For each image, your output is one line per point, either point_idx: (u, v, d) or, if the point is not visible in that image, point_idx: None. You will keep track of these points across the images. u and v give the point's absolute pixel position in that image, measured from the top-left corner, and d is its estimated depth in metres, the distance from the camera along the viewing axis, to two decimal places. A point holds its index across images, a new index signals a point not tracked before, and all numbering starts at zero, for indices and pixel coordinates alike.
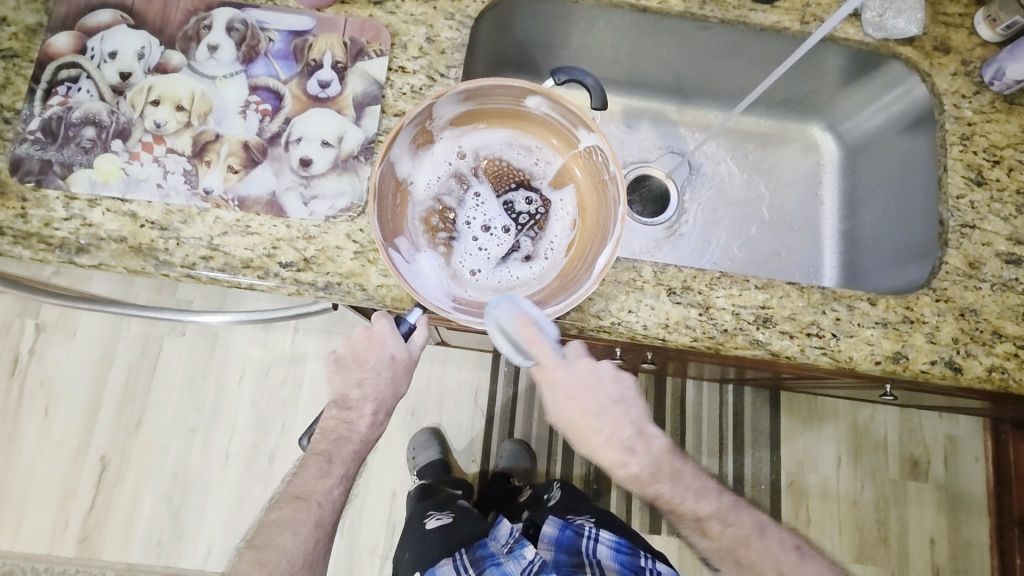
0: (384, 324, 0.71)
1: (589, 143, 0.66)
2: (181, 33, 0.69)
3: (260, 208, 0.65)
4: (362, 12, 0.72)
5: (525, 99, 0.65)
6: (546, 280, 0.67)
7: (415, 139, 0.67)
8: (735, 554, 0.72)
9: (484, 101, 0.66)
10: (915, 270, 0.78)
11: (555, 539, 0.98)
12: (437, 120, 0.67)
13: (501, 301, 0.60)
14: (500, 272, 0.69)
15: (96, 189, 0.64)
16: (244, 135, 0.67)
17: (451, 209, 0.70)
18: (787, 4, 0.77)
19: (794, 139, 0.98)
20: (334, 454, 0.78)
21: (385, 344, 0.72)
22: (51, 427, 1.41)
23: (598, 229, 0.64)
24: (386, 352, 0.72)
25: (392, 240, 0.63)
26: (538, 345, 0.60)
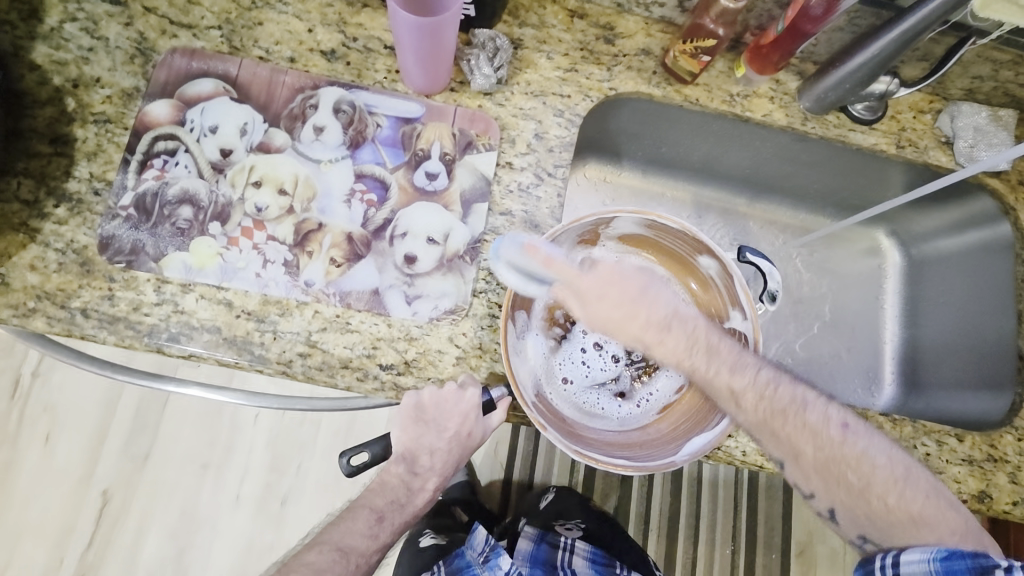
0: (475, 397, 0.60)
1: (735, 326, 0.66)
2: (286, 111, 0.66)
3: (362, 305, 0.63)
4: (472, 102, 0.70)
5: (702, 255, 0.66)
6: (627, 426, 0.67)
7: (584, 237, 0.66)
8: (773, 427, 0.58)
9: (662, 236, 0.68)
10: (987, 402, 0.80)
11: (532, 555, 1.03)
12: (611, 229, 0.68)
13: (503, 241, 0.62)
14: (588, 395, 0.70)
15: (191, 274, 0.61)
16: (348, 226, 0.64)
17: (578, 312, 0.72)
18: (884, 127, 0.78)
19: (858, 241, 0.99)
20: (385, 513, 0.70)
21: (470, 419, 0.61)
22: (51, 455, 1.34)
23: (704, 408, 0.64)
24: (462, 425, 0.62)
25: (515, 310, 0.64)
26: (553, 263, 0.59)
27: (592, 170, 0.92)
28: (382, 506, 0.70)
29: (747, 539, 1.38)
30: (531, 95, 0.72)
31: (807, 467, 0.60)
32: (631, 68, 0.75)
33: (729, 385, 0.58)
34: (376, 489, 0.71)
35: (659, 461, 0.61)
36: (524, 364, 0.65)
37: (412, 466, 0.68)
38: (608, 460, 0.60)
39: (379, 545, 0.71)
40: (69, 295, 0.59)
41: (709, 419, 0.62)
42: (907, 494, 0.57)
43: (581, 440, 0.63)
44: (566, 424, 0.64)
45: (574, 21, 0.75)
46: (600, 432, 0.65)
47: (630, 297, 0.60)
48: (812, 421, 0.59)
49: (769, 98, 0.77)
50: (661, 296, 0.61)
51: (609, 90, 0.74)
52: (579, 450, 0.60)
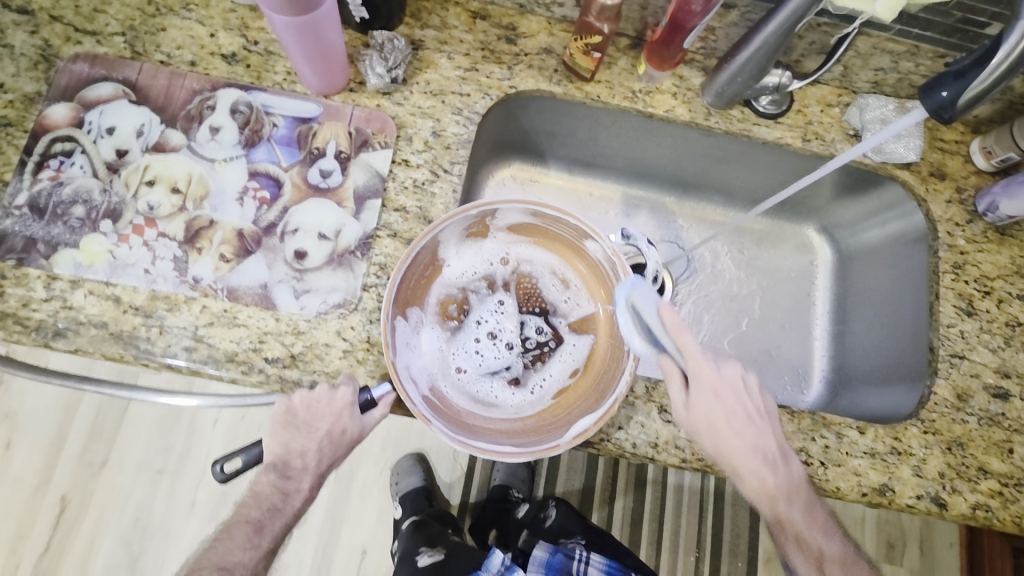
0: (346, 395, 0.60)
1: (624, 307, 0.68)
2: (183, 112, 0.68)
3: (251, 299, 0.64)
4: (370, 102, 0.72)
5: (588, 242, 0.68)
6: (523, 414, 0.67)
7: (469, 230, 0.69)
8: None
9: (549, 224, 0.69)
10: (901, 395, 0.79)
11: (547, 562, 0.93)
12: (498, 221, 0.70)
13: (638, 281, 0.65)
14: (481, 383, 0.70)
15: (80, 271, 0.62)
16: (239, 223, 0.66)
17: (470, 302, 0.74)
18: (790, 121, 0.79)
19: (789, 238, 0.99)
20: (264, 524, 0.66)
21: (342, 416, 0.60)
22: (12, 460, 1.36)
23: (595, 391, 0.65)
24: (334, 425, 0.60)
25: (405, 308, 0.66)
26: (682, 335, 0.59)
27: (517, 170, 0.92)
28: (258, 515, 0.66)
29: (711, 546, 1.35)
30: (431, 94, 0.73)
31: (770, 490, 0.61)
32: (532, 66, 0.76)
33: (821, 548, 0.64)
34: (252, 498, 0.66)
35: (543, 446, 0.60)
36: (410, 356, 0.65)
37: (284, 470, 0.64)
38: (493, 448, 0.59)
39: (262, 555, 0.66)
40: None
41: (598, 404, 0.63)
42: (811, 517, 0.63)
43: (473, 431, 0.63)
44: (455, 414, 0.64)
45: (476, 22, 0.76)
46: (494, 421, 0.65)
47: (736, 409, 0.61)
48: (802, 504, 0.63)
49: (672, 94, 0.78)
50: (757, 402, 0.62)
51: (509, 88, 0.75)
52: (465, 440, 0.60)
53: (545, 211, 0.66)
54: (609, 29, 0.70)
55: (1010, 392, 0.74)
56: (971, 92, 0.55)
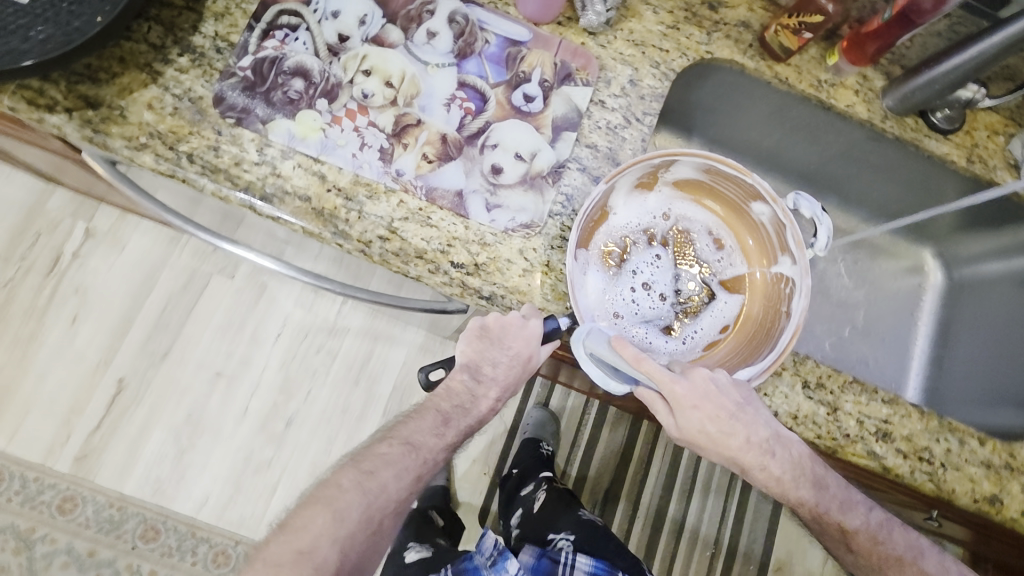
0: (537, 329, 0.62)
1: (787, 271, 0.69)
2: (404, 12, 0.69)
3: (446, 203, 0.65)
4: (576, 39, 0.73)
5: (755, 202, 0.69)
6: (676, 359, 0.71)
7: (640, 180, 0.70)
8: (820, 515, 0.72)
9: (717, 181, 0.71)
10: (1007, 418, 0.82)
11: (533, 565, 0.98)
12: (668, 174, 0.71)
13: (587, 329, 0.61)
14: (638, 328, 0.72)
15: (293, 142, 0.63)
16: (444, 127, 0.67)
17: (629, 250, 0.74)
18: (958, 139, 0.81)
19: (902, 257, 1.02)
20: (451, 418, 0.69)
21: (531, 346, 0.63)
22: (76, 335, 1.37)
23: (752, 347, 0.69)
24: (523, 352, 0.64)
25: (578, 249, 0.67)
26: (644, 362, 0.62)
27: (666, 141, 0.95)
28: (448, 408, 0.69)
29: (727, 542, 1.41)
30: (633, 43, 0.74)
31: (817, 510, 0.72)
32: (729, 36, 0.77)
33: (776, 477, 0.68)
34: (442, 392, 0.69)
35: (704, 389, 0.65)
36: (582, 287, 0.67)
37: (476, 373, 0.68)
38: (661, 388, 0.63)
39: (446, 445, 0.69)
40: (179, 139, 0.61)
41: (757, 355, 0.67)
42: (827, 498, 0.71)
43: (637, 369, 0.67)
44: None
45: None
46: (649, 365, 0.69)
47: (672, 358, 0.63)
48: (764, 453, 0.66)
49: (854, 91, 0.79)
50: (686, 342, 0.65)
51: (705, 53, 0.77)
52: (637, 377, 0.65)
53: (721, 167, 0.67)
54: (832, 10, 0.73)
55: None
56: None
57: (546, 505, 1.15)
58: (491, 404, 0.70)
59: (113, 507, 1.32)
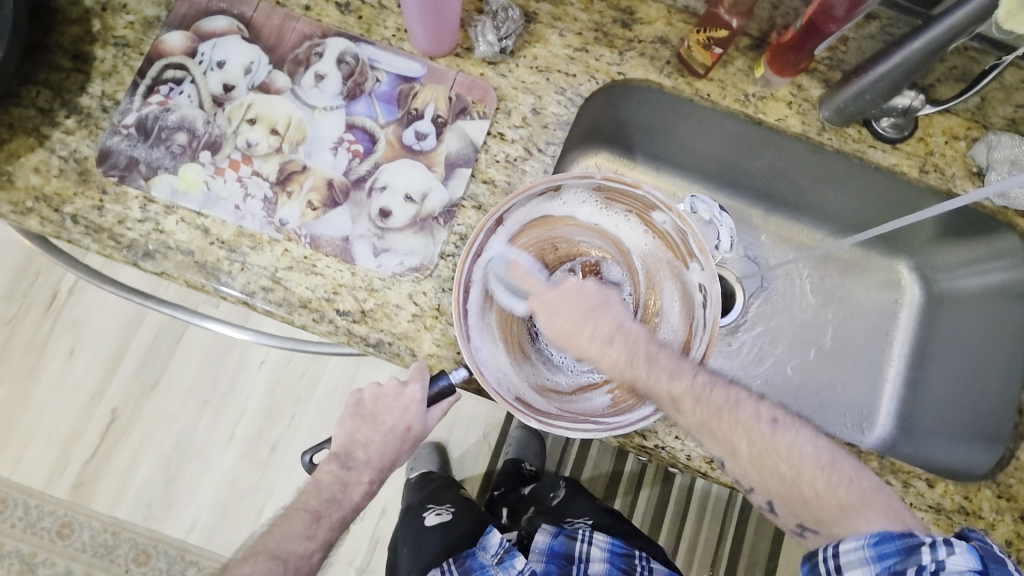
0: (415, 393, 0.63)
1: (697, 278, 0.64)
2: (291, 56, 0.68)
3: (332, 250, 0.64)
4: (474, 69, 0.70)
5: (654, 212, 0.65)
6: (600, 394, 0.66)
7: (534, 211, 0.66)
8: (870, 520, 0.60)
9: (613, 198, 0.66)
10: (977, 454, 0.75)
11: (548, 548, 0.88)
12: (560, 199, 0.66)
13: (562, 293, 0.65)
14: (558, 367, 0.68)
15: (176, 198, 0.63)
16: (330, 173, 0.65)
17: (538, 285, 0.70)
18: (909, 148, 0.74)
19: (875, 272, 0.93)
20: (322, 514, 0.74)
21: (413, 410, 0.65)
22: (72, 368, 1.43)
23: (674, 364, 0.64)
24: (405, 418, 0.67)
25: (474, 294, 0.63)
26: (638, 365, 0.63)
27: (602, 159, 0.86)
28: (317, 506, 0.74)
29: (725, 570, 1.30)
30: (536, 70, 0.71)
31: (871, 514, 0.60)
32: (645, 54, 0.73)
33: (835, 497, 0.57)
34: (310, 491, 0.75)
35: (627, 422, 0.59)
36: (478, 330, 0.63)
37: (345, 462, 0.72)
38: (576, 429, 0.58)
39: (318, 545, 0.74)
40: (64, 201, 0.62)
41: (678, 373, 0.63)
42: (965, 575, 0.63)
43: (549, 411, 0.61)
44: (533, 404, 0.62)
45: (593, 1, 0.73)
46: (573, 406, 0.64)
47: (582, 312, 0.62)
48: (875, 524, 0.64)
49: (787, 103, 0.73)
50: (613, 311, 0.63)
51: (617, 74, 0.72)
52: (545, 420, 0.58)
53: (612, 181, 0.63)
54: (738, 22, 0.68)
55: None
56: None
57: (562, 509, 1.05)
58: (365, 488, 0.73)
59: (107, 532, 1.38)
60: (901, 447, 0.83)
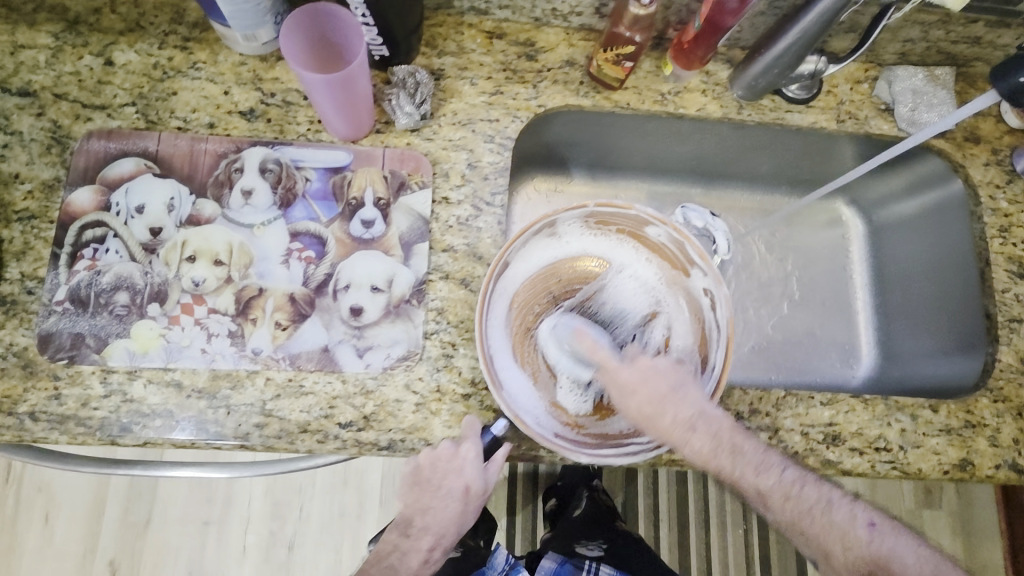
0: (470, 450, 0.61)
1: (701, 283, 0.68)
2: (212, 178, 0.65)
3: (313, 364, 0.62)
4: (400, 141, 0.69)
5: (649, 227, 0.68)
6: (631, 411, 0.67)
7: (530, 247, 0.68)
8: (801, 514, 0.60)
9: (607, 220, 0.69)
10: (960, 367, 0.80)
11: (555, 573, 0.98)
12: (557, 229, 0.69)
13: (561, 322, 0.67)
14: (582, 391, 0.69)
15: (136, 360, 0.60)
16: (289, 287, 0.63)
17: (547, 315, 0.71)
18: (821, 104, 0.77)
19: (818, 214, 0.98)
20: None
21: (472, 471, 0.62)
22: (52, 534, 1.33)
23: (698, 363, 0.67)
24: (462, 479, 0.62)
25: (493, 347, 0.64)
26: (597, 353, 0.63)
27: (540, 183, 0.90)
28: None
29: (757, 516, 1.33)
30: (459, 124, 0.71)
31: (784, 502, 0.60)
32: (557, 81, 0.74)
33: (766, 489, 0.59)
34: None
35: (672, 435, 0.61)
36: (514, 389, 0.64)
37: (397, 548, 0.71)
38: (623, 453, 0.61)
39: None
40: (16, 401, 0.58)
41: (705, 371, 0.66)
42: (798, 508, 0.59)
43: (591, 443, 0.63)
44: (575, 437, 0.64)
45: (493, 42, 0.74)
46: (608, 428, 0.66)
47: (660, 394, 0.60)
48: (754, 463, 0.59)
49: (701, 91, 0.76)
50: (691, 394, 0.60)
51: (538, 108, 0.73)
52: (592, 452, 0.60)
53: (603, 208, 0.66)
54: (642, 37, 0.66)
55: None
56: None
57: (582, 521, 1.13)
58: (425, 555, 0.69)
59: None
60: (891, 375, 0.89)
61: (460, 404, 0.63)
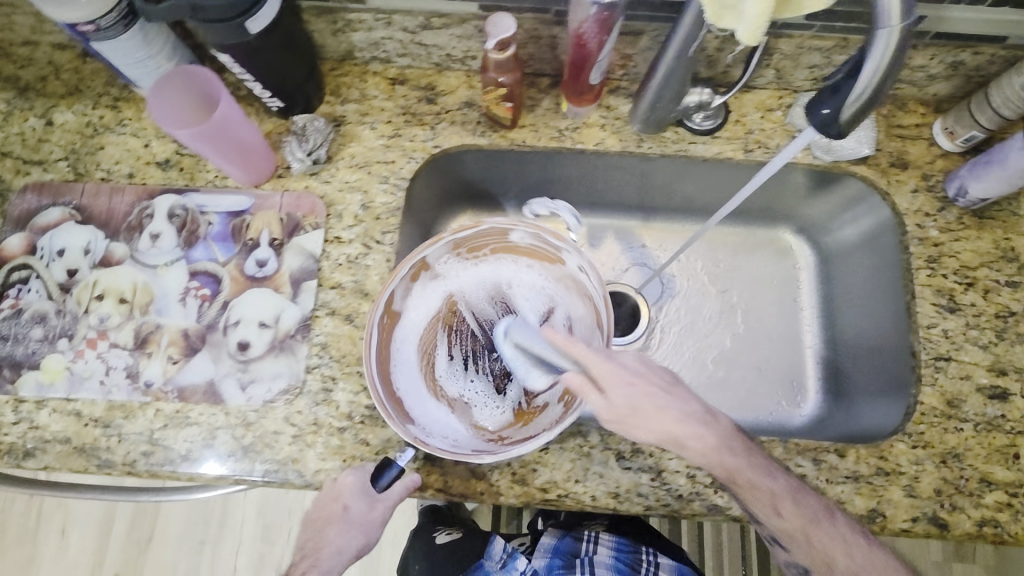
0: (354, 479, 0.63)
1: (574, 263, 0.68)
2: (125, 224, 0.71)
3: (199, 397, 0.66)
4: (299, 184, 0.73)
5: (511, 232, 0.69)
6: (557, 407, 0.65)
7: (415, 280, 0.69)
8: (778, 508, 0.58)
9: (473, 241, 0.70)
10: (891, 413, 0.74)
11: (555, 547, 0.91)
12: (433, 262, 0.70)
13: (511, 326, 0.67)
14: (493, 408, 0.70)
15: (43, 390, 0.66)
16: (184, 323, 0.68)
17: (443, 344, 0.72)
18: (727, 134, 0.76)
19: (764, 245, 0.92)
20: None
21: (365, 500, 0.64)
22: (66, 546, 1.37)
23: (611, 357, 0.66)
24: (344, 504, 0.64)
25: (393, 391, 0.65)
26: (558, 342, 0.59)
27: (472, 216, 0.88)
28: None
29: (759, 560, 1.21)
30: (356, 167, 0.74)
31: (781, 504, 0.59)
32: (455, 122, 0.76)
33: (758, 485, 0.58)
34: None
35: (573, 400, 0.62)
36: (431, 420, 0.66)
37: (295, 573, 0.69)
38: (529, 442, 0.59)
39: None
40: None
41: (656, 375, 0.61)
42: (801, 509, 0.59)
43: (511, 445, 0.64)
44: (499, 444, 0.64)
45: (395, 88, 0.77)
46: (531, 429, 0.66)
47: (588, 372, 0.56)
48: (755, 464, 0.58)
49: (601, 126, 0.76)
50: (620, 360, 0.57)
51: (434, 148, 0.75)
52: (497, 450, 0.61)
53: (459, 233, 0.68)
54: (507, 80, 0.68)
55: (1009, 389, 0.67)
56: (852, 108, 0.45)
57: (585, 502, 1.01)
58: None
59: None
60: (836, 415, 0.82)
61: (336, 437, 0.65)
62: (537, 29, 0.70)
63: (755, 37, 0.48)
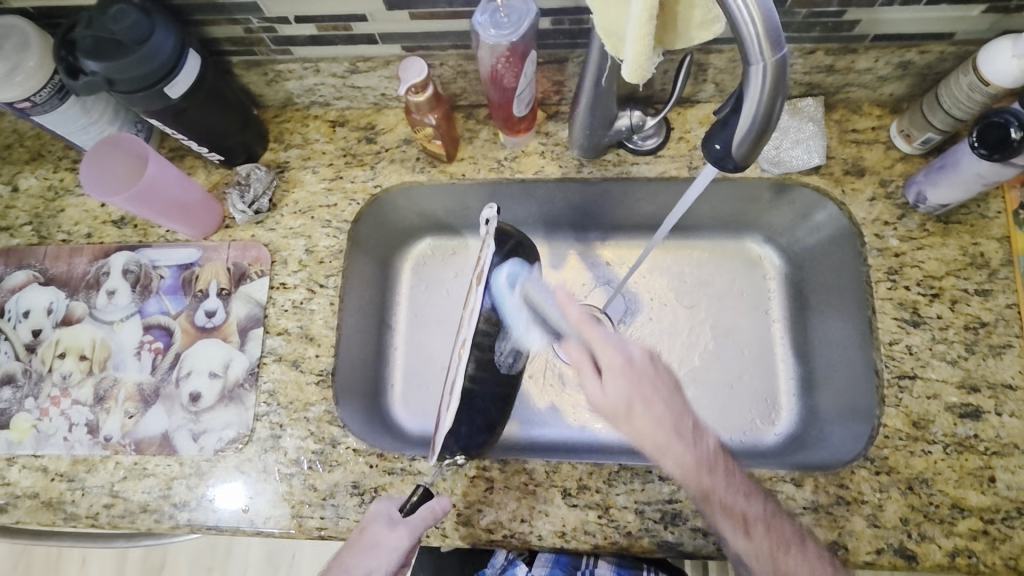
0: (383, 507, 0.61)
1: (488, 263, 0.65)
2: (84, 282, 0.74)
3: (154, 448, 0.68)
4: (245, 233, 0.74)
5: None
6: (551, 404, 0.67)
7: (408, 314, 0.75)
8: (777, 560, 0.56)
9: None
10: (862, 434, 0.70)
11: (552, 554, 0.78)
12: None
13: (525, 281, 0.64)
14: None
15: (12, 448, 0.69)
16: (139, 377, 0.70)
17: None
18: (671, 152, 0.73)
19: (732, 255, 0.88)
20: None
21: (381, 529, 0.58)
22: None
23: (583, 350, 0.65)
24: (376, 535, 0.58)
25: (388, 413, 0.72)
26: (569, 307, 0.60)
27: (432, 246, 0.87)
28: None
29: None
30: (300, 212, 0.75)
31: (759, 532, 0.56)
32: (395, 160, 0.76)
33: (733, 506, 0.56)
34: None
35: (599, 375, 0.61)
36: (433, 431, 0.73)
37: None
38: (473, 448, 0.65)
39: None
40: None
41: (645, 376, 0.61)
42: (781, 540, 0.56)
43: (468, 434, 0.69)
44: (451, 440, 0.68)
45: (336, 129, 0.77)
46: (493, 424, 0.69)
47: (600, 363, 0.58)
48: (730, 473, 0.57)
49: (540, 153, 0.75)
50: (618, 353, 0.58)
51: (375, 188, 0.76)
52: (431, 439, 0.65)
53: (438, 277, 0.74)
54: (434, 119, 0.67)
55: (981, 407, 0.63)
56: (739, 142, 0.42)
57: None
58: None
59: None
60: (809, 433, 0.78)
61: (285, 484, 0.66)
62: (464, 63, 0.70)
63: (639, 73, 0.45)
